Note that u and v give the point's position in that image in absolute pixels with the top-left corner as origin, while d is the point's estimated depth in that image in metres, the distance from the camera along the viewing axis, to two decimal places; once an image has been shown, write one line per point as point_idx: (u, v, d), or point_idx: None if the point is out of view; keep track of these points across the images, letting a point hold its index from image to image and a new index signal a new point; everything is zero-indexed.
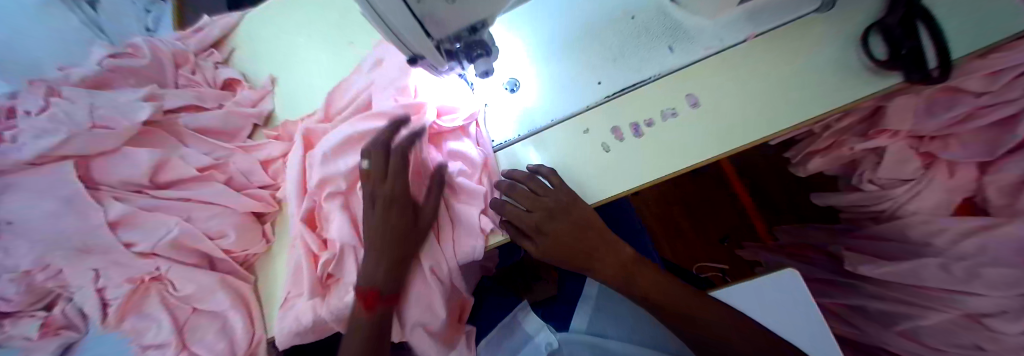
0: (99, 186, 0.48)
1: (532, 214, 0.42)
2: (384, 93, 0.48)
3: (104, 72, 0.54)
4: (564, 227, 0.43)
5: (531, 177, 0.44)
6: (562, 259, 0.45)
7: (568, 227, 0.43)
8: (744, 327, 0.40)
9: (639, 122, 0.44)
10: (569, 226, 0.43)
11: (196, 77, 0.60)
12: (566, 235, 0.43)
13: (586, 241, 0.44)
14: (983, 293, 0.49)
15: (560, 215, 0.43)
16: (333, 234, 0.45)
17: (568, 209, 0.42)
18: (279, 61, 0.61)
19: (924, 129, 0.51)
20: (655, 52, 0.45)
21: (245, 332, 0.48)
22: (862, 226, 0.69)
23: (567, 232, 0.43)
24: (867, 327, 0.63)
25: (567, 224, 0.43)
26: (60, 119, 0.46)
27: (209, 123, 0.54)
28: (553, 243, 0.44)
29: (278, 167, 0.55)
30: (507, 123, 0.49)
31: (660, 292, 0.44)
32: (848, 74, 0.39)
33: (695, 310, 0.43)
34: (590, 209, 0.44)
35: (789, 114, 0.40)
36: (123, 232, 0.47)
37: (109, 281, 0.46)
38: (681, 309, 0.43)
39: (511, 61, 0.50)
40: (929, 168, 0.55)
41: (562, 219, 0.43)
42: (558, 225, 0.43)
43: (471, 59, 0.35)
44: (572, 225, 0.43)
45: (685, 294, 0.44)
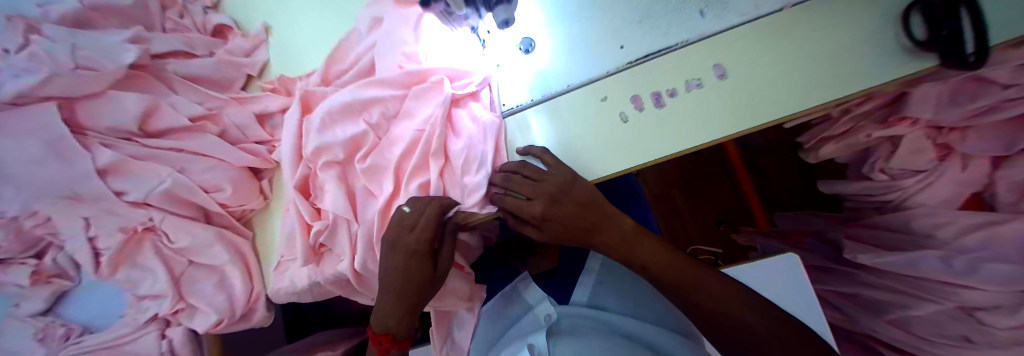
0: (86, 132, 0.46)
1: (533, 202, 0.39)
2: (390, 46, 0.45)
3: (86, 10, 0.49)
4: (567, 210, 0.40)
5: (524, 163, 0.41)
6: (569, 237, 0.42)
7: (569, 209, 0.39)
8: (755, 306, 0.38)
9: (661, 91, 0.42)
10: (571, 208, 0.39)
11: (185, 21, 0.56)
12: (569, 216, 0.40)
13: (587, 219, 0.40)
14: (981, 286, 0.50)
15: (563, 198, 0.39)
16: (327, 205, 0.44)
17: (566, 189, 0.39)
18: (273, 10, 0.57)
19: (944, 118, 0.50)
20: (684, 17, 0.43)
21: (244, 287, 0.47)
22: (863, 215, 0.69)
23: (569, 212, 0.40)
24: (858, 315, 0.66)
25: (570, 205, 0.39)
26: (39, 58, 0.43)
27: (201, 72, 0.51)
28: (556, 225, 0.41)
29: (275, 122, 0.52)
30: (518, 87, 0.47)
31: (666, 268, 0.40)
32: (888, 51, 0.36)
33: (703, 287, 0.39)
34: (593, 186, 0.41)
35: (823, 89, 0.37)
36: (114, 181, 0.45)
37: (101, 231, 0.44)
38: (681, 287, 0.39)
39: (526, 21, 0.47)
40: (944, 160, 0.54)
41: (564, 202, 0.39)
42: (557, 206, 0.39)
43: (490, 6, 0.34)
44: (572, 204, 0.39)
45: (693, 270, 0.41)
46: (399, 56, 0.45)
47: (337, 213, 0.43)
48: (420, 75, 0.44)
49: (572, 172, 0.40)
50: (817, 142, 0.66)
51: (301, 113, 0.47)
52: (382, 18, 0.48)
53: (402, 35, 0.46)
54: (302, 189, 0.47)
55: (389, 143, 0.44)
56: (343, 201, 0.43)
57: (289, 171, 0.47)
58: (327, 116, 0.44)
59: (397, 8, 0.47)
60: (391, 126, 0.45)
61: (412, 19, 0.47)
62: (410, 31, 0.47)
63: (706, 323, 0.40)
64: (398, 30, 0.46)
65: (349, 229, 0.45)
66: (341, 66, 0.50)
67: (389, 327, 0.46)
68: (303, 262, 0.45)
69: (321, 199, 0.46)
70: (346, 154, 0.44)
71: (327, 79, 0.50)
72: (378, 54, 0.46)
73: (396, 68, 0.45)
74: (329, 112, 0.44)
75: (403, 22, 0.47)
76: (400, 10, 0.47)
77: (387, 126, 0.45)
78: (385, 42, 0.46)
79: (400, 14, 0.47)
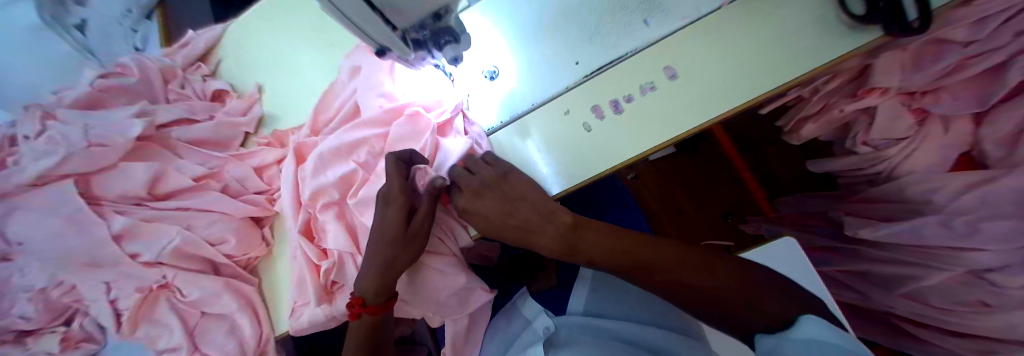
0: (101, 201, 0.50)
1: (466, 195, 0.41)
2: (362, 86, 0.49)
3: (95, 92, 0.55)
4: (489, 204, 0.40)
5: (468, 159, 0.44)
6: (501, 234, 0.42)
7: (492, 204, 0.40)
8: (711, 270, 0.36)
9: (618, 98, 0.44)
10: (495, 203, 0.40)
11: (186, 90, 0.61)
12: (491, 212, 0.41)
13: (515, 213, 0.40)
14: (984, 247, 0.48)
15: (487, 192, 0.41)
16: (329, 243, 0.46)
17: (496, 185, 0.41)
18: (263, 71, 0.62)
19: (914, 84, 0.50)
20: (632, 27, 0.45)
21: (253, 331, 0.50)
22: (859, 190, 0.67)
23: (492, 206, 0.40)
24: (872, 293, 0.64)
25: (494, 198, 0.40)
26: (57, 141, 0.48)
27: (203, 135, 0.56)
28: (482, 221, 0.42)
29: (272, 173, 0.56)
30: (488, 111, 0.50)
31: (608, 252, 0.39)
32: (825, 32, 0.39)
33: (650, 262, 0.37)
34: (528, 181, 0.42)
35: (766, 76, 0.39)
36: (128, 245, 0.49)
37: (121, 292, 0.48)
38: (636, 266, 0.38)
39: (489, 49, 0.51)
40: (923, 124, 0.54)
41: (490, 197, 0.40)
42: (487, 203, 0.40)
43: (439, 45, 0.36)
44: (496, 198, 0.40)
45: (637, 249, 0.38)
46: (379, 97, 0.48)
47: (342, 249, 0.46)
48: (399, 109, 0.47)
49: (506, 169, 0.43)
50: (795, 124, 0.65)
51: (295, 164, 0.50)
52: (360, 67, 0.51)
53: (380, 80, 0.49)
54: (307, 233, 0.50)
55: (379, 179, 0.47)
56: (345, 238, 0.46)
57: (292, 217, 0.50)
58: (320, 159, 0.46)
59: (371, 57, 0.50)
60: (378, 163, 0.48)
61: (387, 65, 0.50)
62: (387, 76, 0.50)
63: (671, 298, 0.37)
64: (375, 75, 0.49)
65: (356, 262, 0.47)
66: (327, 115, 0.53)
67: (364, 290, 0.43)
68: (318, 303, 0.46)
69: (326, 239, 0.47)
70: (341, 193, 0.47)
71: (316, 129, 0.53)
72: (358, 98, 0.48)
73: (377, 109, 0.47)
74: (319, 157, 0.46)
75: (378, 67, 0.50)
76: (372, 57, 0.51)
77: (375, 163, 0.48)
78: (363, 87, 0.48)
79: (376, 61, 0.50)
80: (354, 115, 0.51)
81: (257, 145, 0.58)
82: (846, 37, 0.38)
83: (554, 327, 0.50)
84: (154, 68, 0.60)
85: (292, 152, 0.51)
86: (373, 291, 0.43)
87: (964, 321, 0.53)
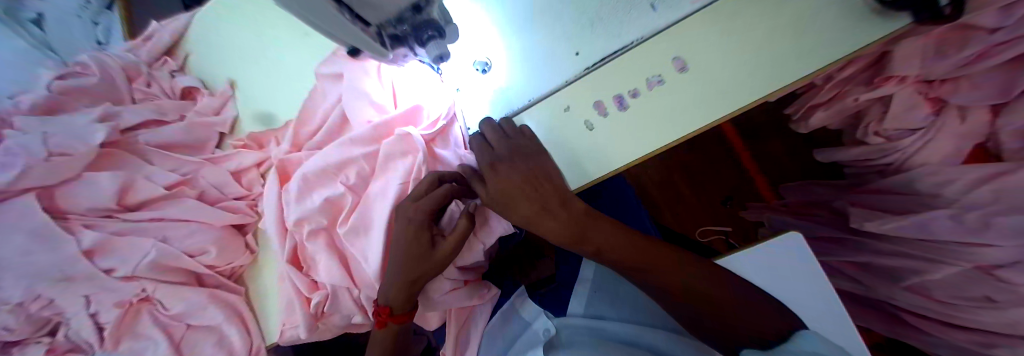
0: (68, 215, 0.47)
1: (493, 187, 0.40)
2: (348, 89, 0.46)
3: (54, 95, 0.51)
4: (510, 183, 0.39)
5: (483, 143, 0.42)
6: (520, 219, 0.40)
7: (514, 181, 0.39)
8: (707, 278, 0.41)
9: (623, 93, 0.41)
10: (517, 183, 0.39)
11: (153, 89, 0.58)
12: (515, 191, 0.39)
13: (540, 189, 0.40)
14: (994, 243, 0.44)
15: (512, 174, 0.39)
16: (322, 276, 0.44)
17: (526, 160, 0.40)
18: (237, 66, 0.57)
19: (934, 71, 0.47)
20: (637, 13, 0.41)
21: (243, 342, 0.48)
22: (865, 182, 0.60)
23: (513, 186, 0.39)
24: (873, 283, 0.59)
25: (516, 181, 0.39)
26: (13, 151, 0.45)
27: (174, 137, 0.53)
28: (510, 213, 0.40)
29: (251, 177, 0.53)
30: (481, 109, 0.46)
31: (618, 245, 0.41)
32: (849, 20, 0.35)
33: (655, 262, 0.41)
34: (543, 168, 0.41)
35: (783, 70, 0.36)
36: (101, 260, 0.46)
37: (100, 307, 0.46)
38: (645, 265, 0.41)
39: (479, 38, 0.46)
40: (940, 114, 0.49)
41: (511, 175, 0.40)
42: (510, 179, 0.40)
43: (422, 42, 0.32)
44: (521, 176, 0.39)
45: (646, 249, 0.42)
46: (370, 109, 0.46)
47: (335, 283, 0.44)
48: (388, 127, 0.44)
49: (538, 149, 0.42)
50: (805, 112, 0.63)
51: (278, 185, 0.47)
52: (341, 74, 0.48)
53: (366, 87, 0.46)
54: (296, 260, 0.47)
55: (369, 201, 0.44)
56: (339, 271, 0.44)
57: (278, 244, 0.47)
58: (312, 181, 0.44)
59: (353, 62, 0.47)
60: (368, 184, 0.45)
61: (371, 69, 0.47)
62: (373, 81, 0.47)
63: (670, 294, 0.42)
64: (359, 83, 0.46)
65: (352, 295, 0.46)
66: (310, 127, 0.50)
67: (389, 300, 0.44)
68: (308, 336, 0.45)
69: (316, 270, 0.45)
70: (329, 218, 0.45)
71: (298, 143, 0.50)
72: (345, 107, 0.46)
73: (366, 123, 0.45)
74: (304, 180, 0.44)
75: (363, 73, 0.47)
76: (356, 63, 0.47)
77: (365, 185, 0.45)
78: (350, 94, 0.45)
79: (359, 64, 0.47)
80: (343, 125, 0.49)
81: (233, 147, 0.55)
82: (872, 24, 0.34)
83: (554, 329, 0.49)
84: (116, 66, 0.56)
85: (274, 172, 0.48)
86: (400, 301, 0.44)
87: (972, 317, 0.48)
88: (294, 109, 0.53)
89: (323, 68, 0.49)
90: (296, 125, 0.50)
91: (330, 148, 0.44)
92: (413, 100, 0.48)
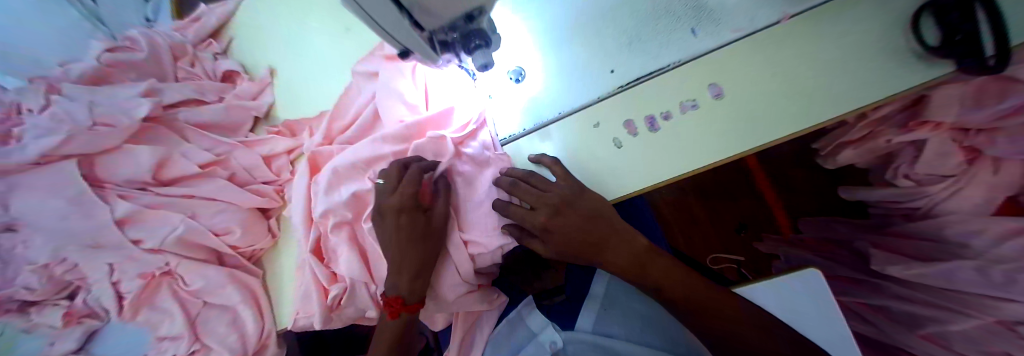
0: (104, 184, 0.49)
1: (535, 211, 0.41)
2: (385, 88, 0.47)
3: (102, 67, 0.53)
4: (571, 223, 0.40)
5: (530, 174, 0.43)
6: (574, 253, 0.42)
7: (574, 221, 0.40)
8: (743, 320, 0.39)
9: (654, 114, 0.41)
10: (578, 222, 0.40)
11: (196, 69, 0.59)
12: (572, 228, 0.41)
13: (599, 231, 0.41)
14: (1022, 299, 0.42)
15: (569, 211, 0.40)
16: (342, 269, 0.45)
17: (575, 201, 0.40)
18: (277, 55, 0.59)
19: (970, 119, 0.45)
20: (675, 37, 0.41)
21: (255, 325, 0.49)
22: (890, 223, 0.61)
23: (573, 225, 0.41)
24: (888, 328, 0.57)
25: (575, 217, 0.40)
26: (59, 117, 0.46)
27: (211, 118, 0.54)
28: (558, 240, 0.42)
29: (280, 164, 0.54)
30: (511, 117, 0.47)
31: (672, 285, 0.43)
32: (894, 61, 0.35)
33: (679, 289, 0.42)
34: (598, 201, 0.41)
35: (817, 109, 0.36)
36: (130, 230, 0.47)
37: (124, 275, 0.47)
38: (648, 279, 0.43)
39: (517, 48, 0.47)
40: (972, 164, 0.49)
41: (569, 214, 0.40)
42: (564, 219, 0.41)
43: (468, 49, 0.33)
44: (578, 219, 0.40)
45: (676, 275, 0.43)
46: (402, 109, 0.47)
47: (355, 278, 0.44)
48: (419, 128, 0.46)
49: (582, 185, 0.42)
50: (833, 149, 0.62)
51: (308, 175, 0.48)
52: (376, 73, 0.49)
53: (399, 86, 0.48)
54: (318, 251, 0.48)
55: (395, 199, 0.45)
56: (359, 265, 0.45)
57: (303, 233, 0.47)
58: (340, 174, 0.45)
59: (390, 63, 0.48)
60: None
61: (407, 69, 0.49)
62: (407, 82, 0.48)
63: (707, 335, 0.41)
64: (393, 83, 0.47)
65: (369, 291, 0.47)
66: (343, 121, 0.51)
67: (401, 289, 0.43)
68: (322, 327, 0.46)
69: (337, 262, 0.46)
70: (354, 213, 0.45)
71: (330, 136, 0.51)
72: (380, 105, 0.47)
73: (397, 122, 0.46)
74: (332, 174, 0.45)
75: (398, 73, 0.48)
76: (391, 64, 0.48)
77: None
78: (385, 93, 0.46)
79: (396, 65, 0.48)
80: (374, 122, 0.50)
81: (266, 133, 0.57)
82: (915, 68, 0.34)
83: (561, 343, 0.50)
84: (163, 44, 0.58)
85: (303, 164, 0.49)
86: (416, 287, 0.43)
87: None
88: (328, 101, 0.55)
89: (362, 66, 0.50)
90: (329, 118, 0.51)
91: (343, 159, 0.45)
92: (445, 103, 0.49)
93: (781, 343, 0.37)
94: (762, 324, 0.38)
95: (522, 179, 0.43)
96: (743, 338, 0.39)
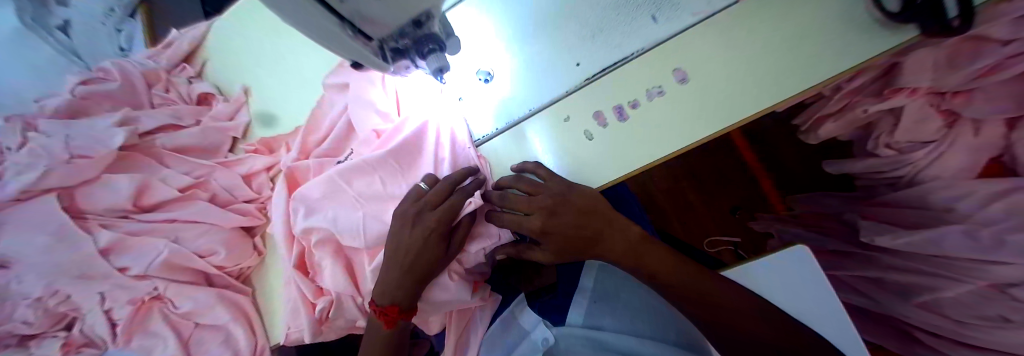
0: (85, 215, 0.49)
1: (531, 217, 0.40)
2: (354, 97, 0.48)
3: (77, 99, 0.54)
4: (566, 222, 0.40)
5: (518, 178, 0.42)
6: (571, 251, 0.42)
7: (569, 220, 0.40)
8: (755, 314, 0.39)
9: (622, 104, 0.41)
10: (572, 219, 0.40)
11: (171, 94, 0.60)
12: (568, 227, 0.40)
13: (592, 228, 0.41)
14: (1010, 261, 0.41)
15: (563, 208, 0.40)
16: (327, 283, 0.45)
17: (566, 200, 0.40)
18: (250, 73, 0.59)
19: (945, 83, 0.45)
20: (637, 25, 0.41)
21: (248, 342, 0.49)
22: (876, 195, 0.56)
23: (568, 224, 0.40)
24: (884, 299, 0.55)
25: (569, 215, 0.40)
26: (37, 153, 0.47)
27: (188, 141, 0.54)
28: (554, 240, 0.41)
29: (261, 181, 0.55)
30: (482, 118, 0.46)
31: (672, 273, 0.42)
32: (856, 32, 0.35)
33: (687, 285, 0.41)
34: (596, 194, 0.41)
35: (783, 85, 0.36)
36: (116, 258, 0.48)
37: (115, 303, 0.47)
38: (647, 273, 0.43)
39: (483, 49, 0.47)
40: (953, 126, 0.47)
41: (564, 212, 0.40)
42: (558, 218, 0.40)
43: (422, 54, 0.32)
44: (573, 217, 0.40)
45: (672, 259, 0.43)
46: (375, 118, 0.47)
47: (341, 292, 0.45)
48: (407, 146, 0.45)
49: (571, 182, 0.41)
50: (815, 121, 0.58)
51: (286, 191, 0.49)
52: (346, 85, 0.49)
53: (369, 95, 0.48)
54: (302, 267, 0.48)
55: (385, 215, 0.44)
56: (344, 279, 0.45)
57: (285, 250, 0.48)
58: (320, 203, 0.44)
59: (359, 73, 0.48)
60: (384, 206, 0.45)
61: (376, 78, 0.49)
62: (378, 90, 0.49)
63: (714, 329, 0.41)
64: (364, 92, 0.48)
65: (355, 302, 0.47)
66: (319, 135, 0.52)
67: (395, 298, 0.43)
68: (312, 339, 0.46)
69: (321, 276, 0.46)
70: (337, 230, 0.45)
71: (306, 151, 0.52)
72: (351, 116, 0.47)
73: (372, 131, 0.47)
74: (320, 188, 0.45)
75: (368, 82, 0.49)
76: (360, 73, 0.49)
77: (382, 205, 0.45)
78: (356, 103, 0.47)
79: (365, 75, 0.48)
80: (348, 133, 0.50)
81: (245, 151, 0.57)
82: (878, 37, 0.34)
83: (554, 339, 0.50)
84: (136, 72, 0.58)
85: (283, 179, 0.49)
86: (409, 298, 0.43)
87: (984, 338, 0.45)
88: (302, 115, 0.55)
89: (330, 78, 0.50)
90: (304, 134, 0.51)
91: (330, 172, 0.44)
92: (415, 107, 0.48)
93: (789, 330, 0.37)
94: (769, 314, 0.38)
95: (508, 187, 0.43)
96: (746, 328, 0.39)
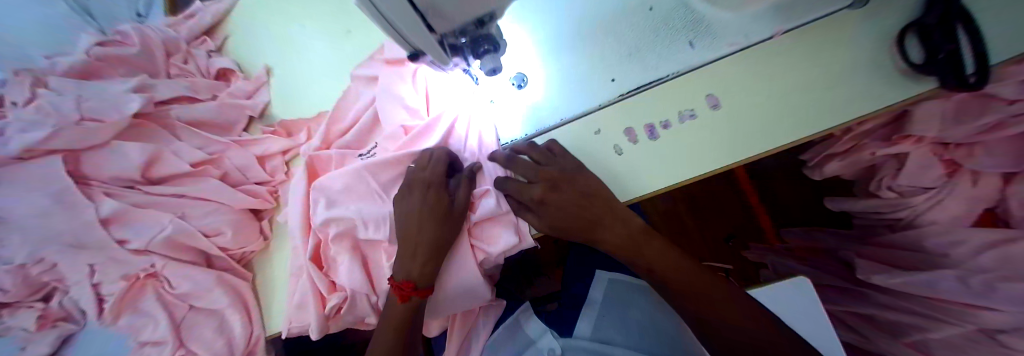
0: (90, 182, 0.47)
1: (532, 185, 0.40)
2: (383, 90, 0.48)
3: (91, 61, 0.52)
4: (567, 197, 0.39)
5: (533, 149, 0.43)
6: (567, 229, 0.40)
7: (571, 197, 0.39)
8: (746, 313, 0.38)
9: (654, 123, 0.42)
10: (572, 196, 0.39)
11: (189, 66, 0.59)
12: (570, 205, 0.39)
13: (592, 211, 0.39)
14: (1000, 308, 0.43)
15: (567, 184, 0.39)
16: (342, 278, 0.43)
17: (573, 177, 0.40)
18: (275, 55, 0.59)
19: (952, 135, 0.46)
20: (674, 48, 0.42)
21: (243, 329, 0.47)
22: (875, 234, 0.63)
23: (569, 201, 0.39)
24: (876, 337, 0.56)
25: (571, 193, 0.39)
26: (46, 111, 0.45)
27: (203, 116, 0.53)
28: (553, 211, 0.39)
29: (275, 164, 0.54)
30: (513, 123, 0.46)
31: (673, 270, 0.40)
32: (879, 80, 0.37)
33: (688, 280, 0.40)
34: (595, 181, 0.40)
35: (812, 120, 0.37)
36: (116, 229, 0.46)
37: (105, 277, 0.45)
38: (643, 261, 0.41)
39: (519, 55, 0.47)
40: (952, 177, 0.50)
41: (565, 189, 0.39)
42: (559, 193, 0.39)
43: (476, 54, 0.34)
44: (578, 195, 0.39)
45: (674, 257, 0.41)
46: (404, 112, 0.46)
47: (356, 288, 0.43)
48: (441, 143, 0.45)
49: (581, 164, 0.42)
50: (820, 160, 0.61)
51: (306, 179, 0.47)
52: (375, 78, 0.50)
53: (400, 91, 0.48)
54: (317, 259, 0.46)
55: None
56: (360, 275, 0.43)
57: (300, 239, 0.46)
58: (337, 191, 0.44)
59: (390, 68, 0.49)
60: None
61: (407, 74, 0.49)
62: (408, 86, 0.49)
63: (703, 326, 0.39)
64: (394, 87, 0.48)
65: (369, 301, 0.45)
66: (341, 127, 0.51)
67: (411, 273, 0.40)
68: (317, 336, 0.44)
69: (337, 272, 0.45)
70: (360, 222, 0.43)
71: (328, 140, 0.50)
72: (378, 109, 0.47)
73: (399, 126, 0.46)
74: (343, 180, 0.44)
75: (398, 78, 0.49)
76: (391, 69, 0.49)
77: None
78: (385, 97, 0.47)
79: (397, 71, 0.49)
80: (374, 126, 0.50)
81: (261, 132, 0.56)
82: (902, 86, 0.36)
83: (560, 349, 0.49)
84: (156, 39, 0.57)
85: (304, 167, 0.48)
86: (425, 272, 0.40)
87: None
88: (326, 102, 0.55)
89: (359, 70, 0.51)
90: (327, 124, 0.50)
91: (357, 165, 0.44)
92: (445, 106, 0.48)
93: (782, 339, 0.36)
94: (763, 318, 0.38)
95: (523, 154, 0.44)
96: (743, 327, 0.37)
